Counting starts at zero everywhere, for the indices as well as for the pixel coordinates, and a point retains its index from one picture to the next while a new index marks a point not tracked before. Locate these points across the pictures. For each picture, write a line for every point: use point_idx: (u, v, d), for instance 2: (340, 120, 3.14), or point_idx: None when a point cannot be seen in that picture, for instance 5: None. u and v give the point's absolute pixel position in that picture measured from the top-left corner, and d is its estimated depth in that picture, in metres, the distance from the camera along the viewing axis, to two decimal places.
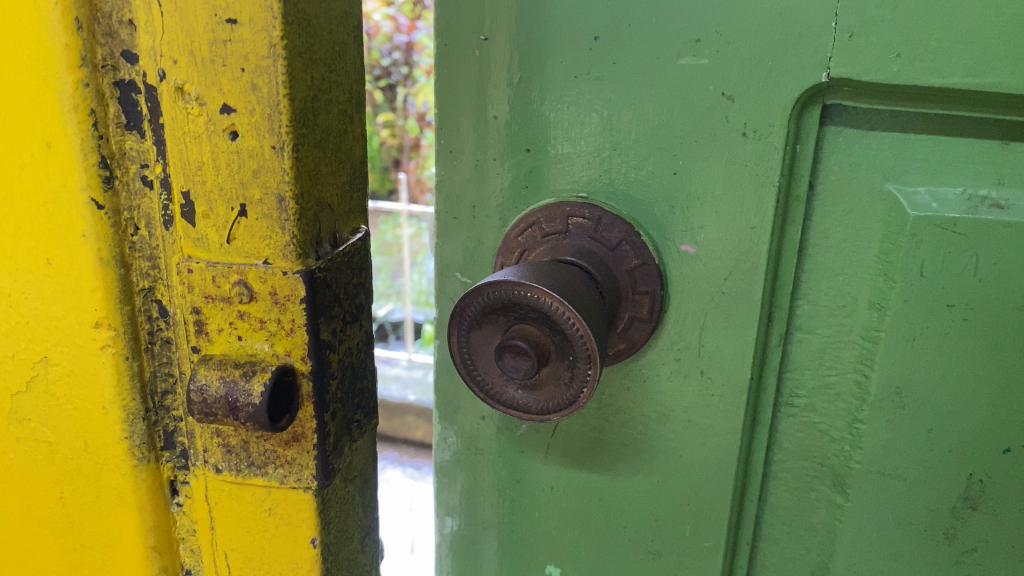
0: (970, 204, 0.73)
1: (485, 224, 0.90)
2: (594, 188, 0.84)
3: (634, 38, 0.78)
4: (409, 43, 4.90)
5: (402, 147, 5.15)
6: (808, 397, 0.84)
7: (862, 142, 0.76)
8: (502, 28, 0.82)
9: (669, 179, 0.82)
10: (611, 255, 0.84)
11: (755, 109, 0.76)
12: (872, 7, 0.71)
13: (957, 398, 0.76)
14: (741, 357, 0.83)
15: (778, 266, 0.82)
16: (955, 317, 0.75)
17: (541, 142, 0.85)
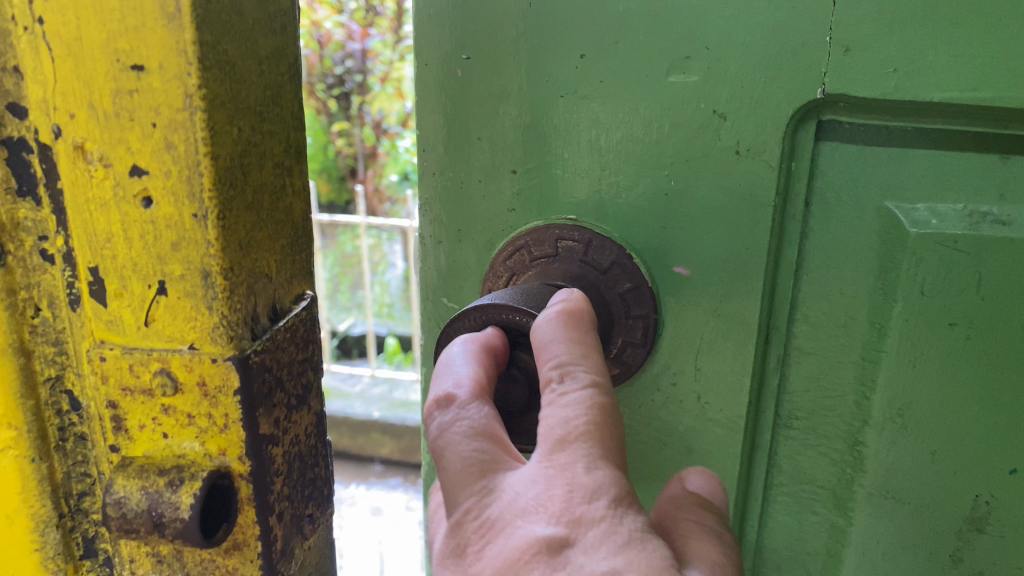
0: (971, 220, 0.72)
1: (469, 248, 0.87)
2: (585, 210, 0.81)
3: (620, 55, 0.75)
4: (363, 51, 4.80)
5: (359, 156, 5.05)
6: (807, 417, 0.83)
7: (857, 160, 0.75)
8: (482, 44, 0.78)
9: (661, 202, 0.79)
10: (602, 281, 0.81)
11: (748, 127, 0.74)
12: (868, 22, 0.69)
13: (960, 418, 0.75)
14: (738, 379, 0.82)
15: (774, 288, 0.80)
16: (958, 336, 0.73)
17: (527, 163, 0.81)
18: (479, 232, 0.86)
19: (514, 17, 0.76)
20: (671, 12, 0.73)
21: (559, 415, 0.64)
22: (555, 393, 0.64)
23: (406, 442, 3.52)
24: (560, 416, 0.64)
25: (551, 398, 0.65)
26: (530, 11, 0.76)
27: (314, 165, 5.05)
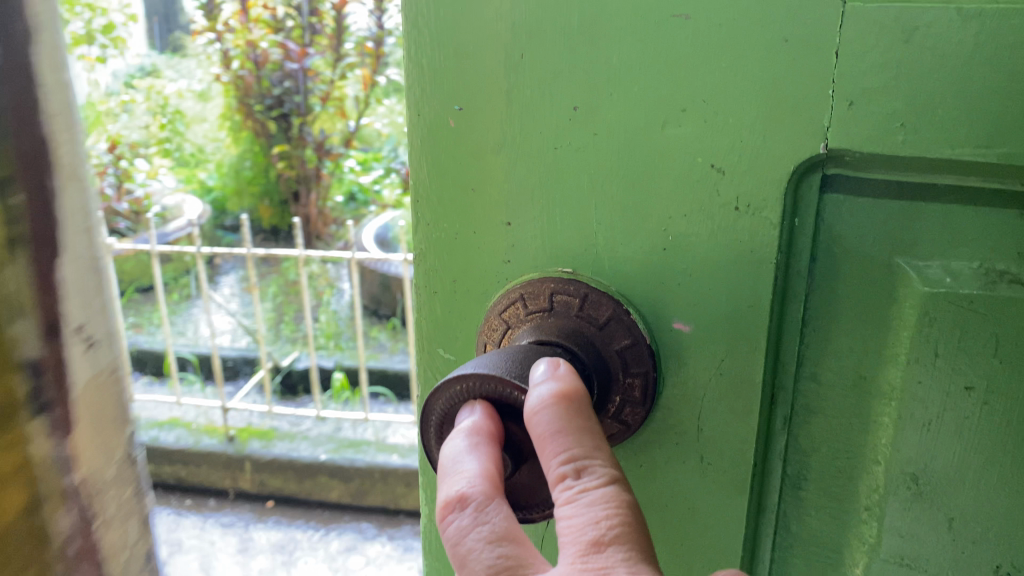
0: (987, 280, 0.69)
1: (462, 300, 0.83)
2: (585, 262, 0.77)
3: (615, 106, 0.71)
4: (302, 70, 4.68)
5: (301, 178, 4.96)
6: (811, 473, 0.81)
7: (866, 213, 0.72)
8: (473, 93, 0.75)
9: (659, 257, 0.75)
10: (599, 336, 0.76)
11: (748, 182, 0.70)
12: (870, 74, 0.65)
13: (980, 485, 0.73)
14: (744, 441, 0.78)
15: (779, 344, 0.77)
16: (974, 401, 0.71)
17: (522, 215, 0.78)
18: (475, 284, 0.82)
19: (505, 66, 0.73)
20: (666, 60, 0.69)
21: (585, 516, 0.61)
22: (574, 491, 0.62)
23: (355, 485, 3.49)
24: (586, 516, 0.61)
25: (570, 496, 0.62)
26: (521, 61, 0.72)
27: (258, 188, 5.19)
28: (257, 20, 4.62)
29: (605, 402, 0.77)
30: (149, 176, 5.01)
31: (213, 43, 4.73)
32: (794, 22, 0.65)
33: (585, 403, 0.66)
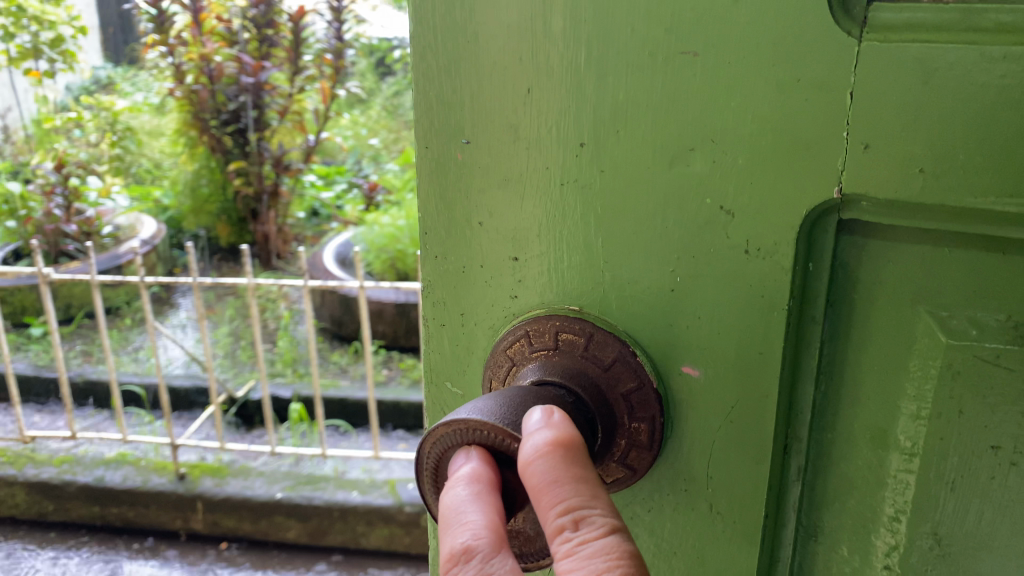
0: (1017, 334, 0.64)
1: (468, 334, 0.79)
2: (596, 300, 0.73)
3: (622, 143, 0.67)
4: (258, 84, 4.45)
5: (259, 195, 4.77)
6: (826, 524, 0.78)
7: (884, 259, 0.69)
8: (481, 128, 0.70)
9: (667, 299, 0.70)
10: (603, 379, 0.72)
11: (759, 224, 0.65)
12: (887, 113, 0.59)
13: (1006, 547, 0.70)
14: (756, 494, 0.74)
15: (795, 388, 0.74)
16: (1002, 461, 0.67)
17: (531, 251, 0.74)
18: (479, 319, 0.79)
19: (513, 100, 0.69)
20: (674, 97, 0.64)
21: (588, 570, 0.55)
22: (573, 544, 0.56)
23: (313, 524, 3.38)
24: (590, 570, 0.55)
25: (569, 550, 0.56)
26: (529, 95, 0.68)
27: (214, 206, 4.97)
28: (212, 32, 4.50)
29: (608, 448, 0.72)
30: (100, 194, 4.90)
31: (165, 56, 4.58)
32: (808, 61, 0.60)
33: (585, 455, 0.60)
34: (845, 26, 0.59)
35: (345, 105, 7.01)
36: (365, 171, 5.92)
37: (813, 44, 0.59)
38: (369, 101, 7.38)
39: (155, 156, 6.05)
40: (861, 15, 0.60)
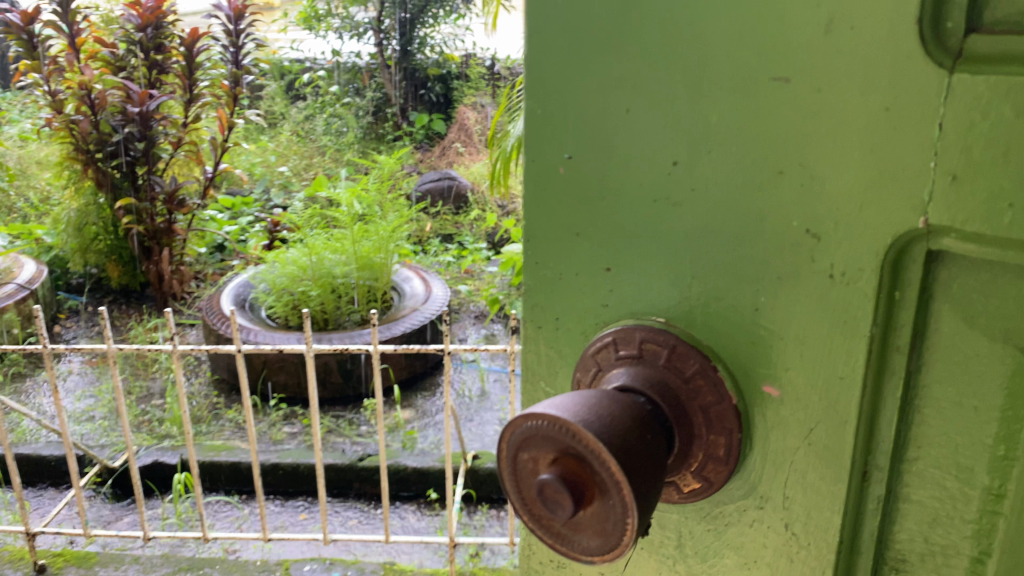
0: None
1: (562, 338, 0.61)
2: (678, 314, 0.55)
3: (716, 166, 0.49)
4: (144, 114, 4.02)
5: (152, 233, 4.36)
6: (912, 563, 0.52)
7: (979, 292, 0.43)
8: (583, 141, 0.54)
9: (747, 324, 0.52)
10: (683, 391, 0.54)
11: (851, 251, 0.46)
12: (994, 150, 0.39)
13: None
14: (811, 546, 0.54)
15: (873, 417, 0.49)
16: None
17: (626, 261, 0.56)
18: (557, 318, 0.61)
19: (610, 117, 0.52)
20: (758, 118, 0.47)
21: None
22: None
23: None
24: None
25: None
26: (628, 118, 0.52)
27: (103, 245, 4.59)
28: (93, 58, 4.17)
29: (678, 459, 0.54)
30: None
31: (42, 86, 4.17)
32: (900, 88, 0.41)
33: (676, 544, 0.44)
34: (935, 56, 0.40)
35: (251, 132, 6.65)
36: (273, 200, 5.58)
37: (905, 74, 0.41)
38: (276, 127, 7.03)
39: (42, 188, 5.67)
40: (956, 45, 0.40)
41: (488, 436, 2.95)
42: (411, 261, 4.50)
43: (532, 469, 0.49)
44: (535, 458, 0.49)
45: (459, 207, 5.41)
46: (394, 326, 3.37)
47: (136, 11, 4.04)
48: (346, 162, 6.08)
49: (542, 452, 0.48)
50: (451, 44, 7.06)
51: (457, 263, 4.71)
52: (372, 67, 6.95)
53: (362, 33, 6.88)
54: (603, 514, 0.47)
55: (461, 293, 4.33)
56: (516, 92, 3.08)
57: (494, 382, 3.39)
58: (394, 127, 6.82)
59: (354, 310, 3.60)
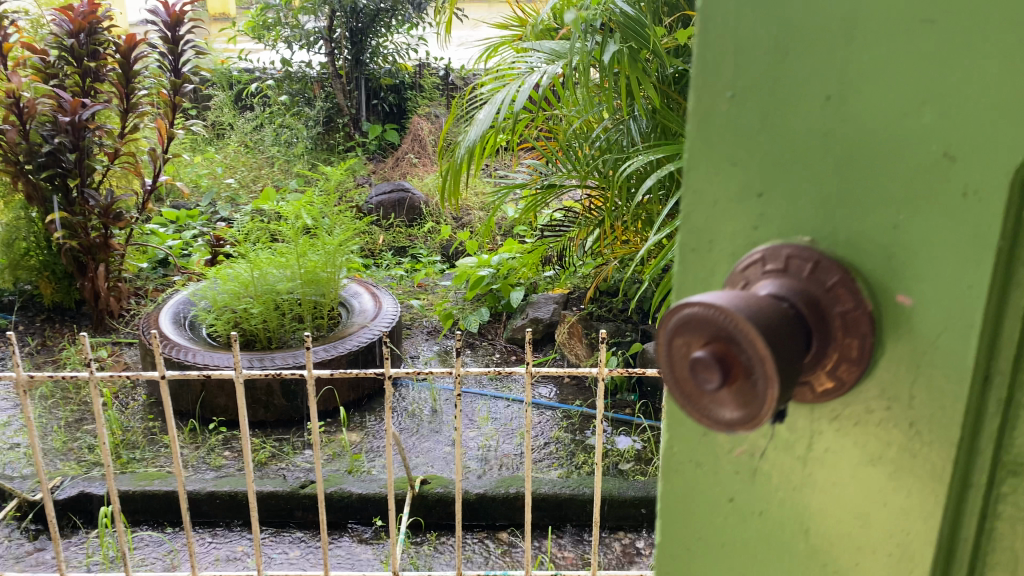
0: None
1: (712, 265, 0.54)
2: (827, 233, 0.48)
3: (866, 91, 0.45)
4: (76, 125, 3.78)
5: (87, 249, 4.10)
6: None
7: None
8: (743, 69, 0.49)
9: (878, 244, 0.46)
10: (823, 301, 0.47)
11: (990, 167, 0.42)
12: None
13: None
14: (939, 445, 0.47)
15: (1000, 327, 0.45)
16: None
17: (781, 184, 0.50)
18: (710, 242, 0.54)
19: (767, 54, 0.48)
20: (906, 59, 0.43)
21: None
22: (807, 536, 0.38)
23: None
24: None
25: None
26: (781, 59, 0.47)
27: (35, 261, 4.32)
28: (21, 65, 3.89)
29: (811, 362, 0.47)
30: None
31: None
32: None
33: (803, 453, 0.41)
34: None
35: (199, 144, 6.55)
36: (219, 213, 5.47)
37: None
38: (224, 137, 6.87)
39: None
40: None
41: (438, 459, 2.89)
42: (362, 276, 4.42)
43: (682, 353, 0.46)
44: (685, 342, 0.46)
45: (413, 220, 5.32)
46: (340, 345, 3.28)
47: (67, 16, 3.91)
48: (296, 174, 5.98)
49: (693, 334, 0.45)
50: (404, 54, 7.00)
51: (409, 277, 4.64)
52: (323, 76, 6.84)
53: (313, 43, 6.69)
54: (743, 393, 0.44)
55: (413, 308, 4.26)
56: (468, 99, 3.02)
57: (445, 400, 3.32)
58: (346, 137, 6.74)
59: (300, 327, 3.51)
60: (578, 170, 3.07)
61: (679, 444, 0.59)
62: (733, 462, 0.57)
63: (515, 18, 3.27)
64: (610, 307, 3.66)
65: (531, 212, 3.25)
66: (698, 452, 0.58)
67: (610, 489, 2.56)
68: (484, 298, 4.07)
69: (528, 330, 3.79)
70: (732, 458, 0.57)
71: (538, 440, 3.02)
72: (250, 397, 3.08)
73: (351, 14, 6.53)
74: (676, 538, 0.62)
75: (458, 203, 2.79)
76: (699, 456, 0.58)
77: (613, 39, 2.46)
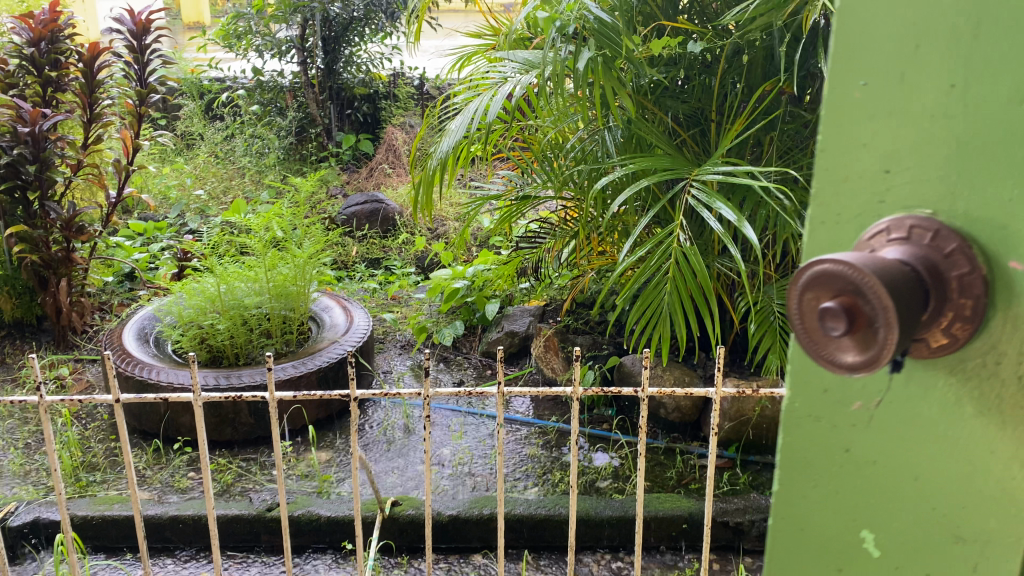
0: None
1: (840, 234, 0.66)
2: (947, 207, 0.60)
3: (992, 91, 0.57)
4: (35, 136, 3.68)
5: (48, 263, 3.91)
6: None
7: None
8: (886, 69, 0.61)
9: (993, 216, 0.59)
10: (942, 265, 0.59)
11: None
12: None
13: None
14: None
15: None
16: None
17: (910, 164, 0.62)
18: (839, 214, 0.66)
19: (906, 58, 0.60)
20: None
21: None
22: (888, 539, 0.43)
23: None
24: None
25: None
26: (918, 66, 0.60)
27: None
28: None
29: (927, 316, 0.59)
30: None
31: None
32: None
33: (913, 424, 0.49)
34: None
35: (167, 155, 6.53)
36: (188, 225, 5.40)
37: None
38: (193, 147, 6.77)
39: None
40: None
41: (409, 479, 2.85)
42: (335, 289, 4.37)
43: (812, 303, 0.59)
44: (814, 296, 0.58)
45: (386, 230, 5.28)
46: (309, 360, 3.24)
47: (28, 25, 3.76)
48: (267, 185, 5.91)
49: (825, 288, 0.57)
50: (377, 63, 6.95)
51: (383, 289, 4.60)
52: (295, 86, 6.75)
53: (285, 52, 6.55)
54: (865, 334, 0.56)
55: (386, 321, 4.21)
56: (441, 109, 2.99)
57: (417, 416, 3.29)
58: (319, 147, 6.67)
59: (268, 342, 3.44)
60: (552, 181, 3.05)
61: (802, 403, 0.70)
62: (852, 406, 0.68)
63: (488, 26, 3.26)
64: (587, 320, 3.65)
65: (505, 223, 3.22)
66: (820, 408, 0.69)
67: (586, 509, 2.54)
68: (459, 311, 4.04)
69: (504, 343, 3.76)
70: (851, 402, 0.68)
71: (513, 457, 2.99)
72: (216, 416, 3.02)
73: (325, 23, 6.43)
74: (805, 490, 0.73)
75: (431, 216, 2.77)
76: (819, 411, 0.70)
77: (586, 48, 2.44)
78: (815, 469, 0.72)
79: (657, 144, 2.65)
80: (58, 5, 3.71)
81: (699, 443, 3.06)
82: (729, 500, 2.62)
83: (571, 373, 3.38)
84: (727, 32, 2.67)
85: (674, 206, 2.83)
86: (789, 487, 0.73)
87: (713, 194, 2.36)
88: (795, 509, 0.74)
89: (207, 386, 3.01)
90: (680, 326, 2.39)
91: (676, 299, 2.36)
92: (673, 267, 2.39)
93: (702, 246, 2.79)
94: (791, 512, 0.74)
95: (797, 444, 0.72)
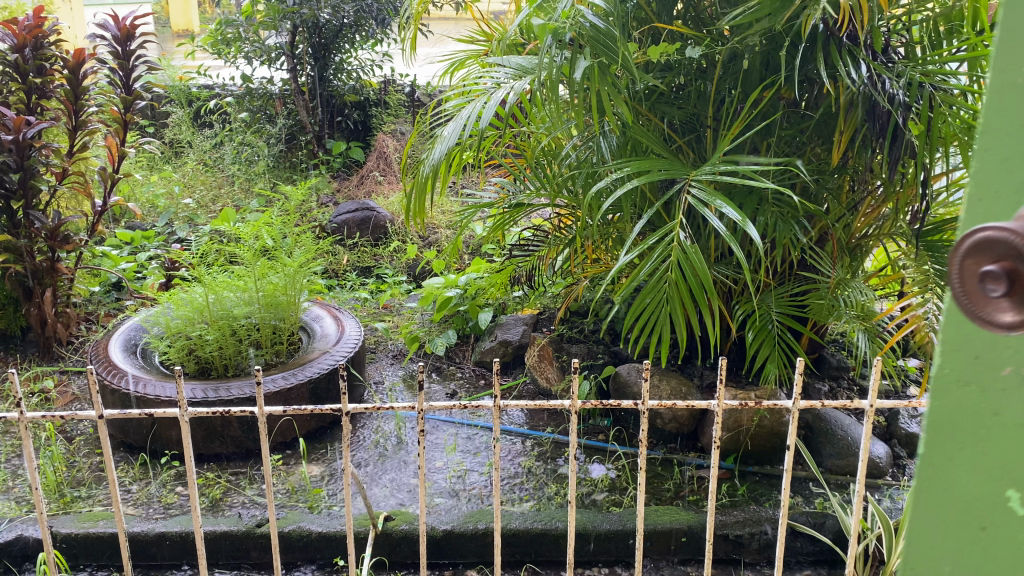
0: None
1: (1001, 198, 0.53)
2: None
3: None
4: (20, 144, 3.61)
5: (32, 272, 3.88)
6: None
7: None
8: None
9: None
10: None
11: None
12: None
13: None
14: None
15: None
16: None
17: None
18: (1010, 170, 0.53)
19: None
20: None
21: None
22: None
23: None
24: None
25: None
26: None
27: None
28: None
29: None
30: None
31: None
32: None
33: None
34: None
35: (155, 162, 6.50)
36: (176, 233, 5.37)
37: None
38: (182, 155, 6.74)
39: None
40: None
41: (402, 492, 2.82)
42: (325, 298, 4.34)
43: (971, 269, 0.50)
44: (973, 262, 0.50)
45: (378, 239, 5.26)
46: (301, 371, 3.21)
47: (11, 31, 3.69)
48: (256, 193, 5.89)
49: (984, 254, 0.49)
50: (368, 70, 6.94)
51: (374, 298, 4.57)
52: (285, 93, 6.71)
53: (274, 59, 6.48)
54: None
55: (378, 330, 4.18)
56: (434, 115, 2.98)
57: (409, 428, 3.26)
58: (309, 155, 6.65)
59: (257, 353, 3.41)
60: (546, 187, 3.04)
61: (949, 367, 0.56)
62: (1002, 381, 0.55)
63: (480, 31, 3.25)
64: (581, 328, 3.64)
65: (499, 231, 3.22)
66: (969, 373, 0.56)
67: (584, 523, 2.51)
68: (452, 320, 4.02)
69: (497, 353, 3.74)
70: (1000, 376, 0.55)
71: (508, 470, 2.96)
72: (205, 430, 2.99)
73: (313, 29, 6.37)
74: (949, 467, 0.57)
75: (423, 223, 2.74)
76: (970, 377, 0.56)
77: (582, 54, 2.42)
78: (967, 438, 0.57)
79: (654, 148, 2.64)
80: (43, 11, 3.67)
81: (696, 454, 3.04)
82: (728, 513, 2.60)
83: (565, 384, 3.35)
84: (723, 39, 2.66)
85: (671, 212, 2.81)
86: (921, 466, 0.59)
87: (714, 194, 2.34)
88: (927, 494, 0.59)
89: (195, 400, 2.98)
90: (678, 329, 2.36)
91: (674, 303, 2.34)
92: (672, 269, 2.36)
93: (699, 251, 2.78)
94: (922, 498, 0.59)
95: (944, 408, 0.57)
